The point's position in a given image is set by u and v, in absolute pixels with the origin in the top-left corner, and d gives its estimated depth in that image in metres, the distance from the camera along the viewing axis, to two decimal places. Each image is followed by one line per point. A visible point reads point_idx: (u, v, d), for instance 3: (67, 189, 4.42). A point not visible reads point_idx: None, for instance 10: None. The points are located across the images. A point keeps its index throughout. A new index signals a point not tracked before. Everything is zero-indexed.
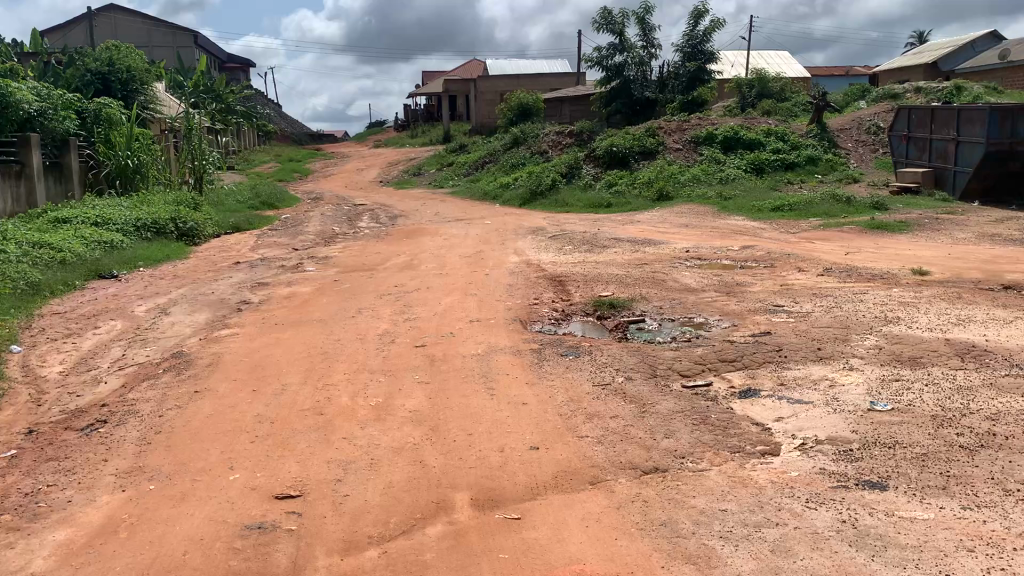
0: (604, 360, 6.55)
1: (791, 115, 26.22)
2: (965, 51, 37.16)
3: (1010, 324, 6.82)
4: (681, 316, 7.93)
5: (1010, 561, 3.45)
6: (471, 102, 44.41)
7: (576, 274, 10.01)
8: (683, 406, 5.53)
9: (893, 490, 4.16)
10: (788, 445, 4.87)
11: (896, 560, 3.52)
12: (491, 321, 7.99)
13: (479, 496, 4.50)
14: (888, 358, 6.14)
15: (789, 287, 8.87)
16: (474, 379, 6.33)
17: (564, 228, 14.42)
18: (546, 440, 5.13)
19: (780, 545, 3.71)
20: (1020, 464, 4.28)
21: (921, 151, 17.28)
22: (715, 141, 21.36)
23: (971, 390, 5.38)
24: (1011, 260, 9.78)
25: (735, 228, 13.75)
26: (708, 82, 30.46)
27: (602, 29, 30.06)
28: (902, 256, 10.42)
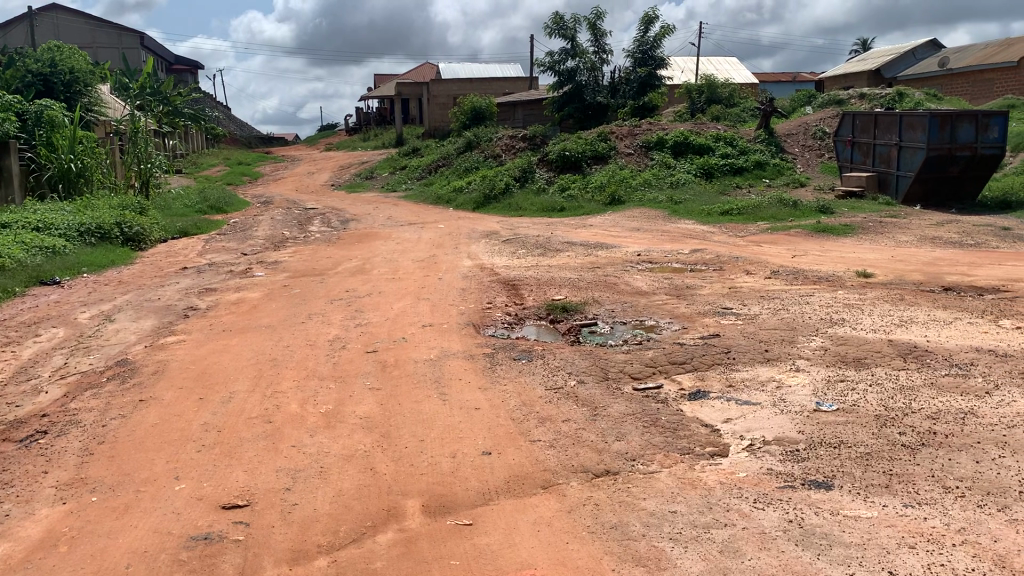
0: (556, 364, 6.57)
1: (740, 120, 26.63)
2: (907, 58, 38.13)
3: (950, 325, 7.01)
4: (633, 319, 7.99)
5: (949, 557, 3.53)
6: (423, 105, 44.26)
7: (529, 278, 10.03)
8: (634, 409, 5.57)
9: (838, 489, 4.23)
10: (736, 446, 4.93)
11: (841, 558, 3.58)
12: (444, 326, 7.95)
13: (430, 502, 4.46)
14: (834, 359, 6.26)
15: (737, 290, 8.99)
16: (426, 384, 6.28)
17: (518, 232, 14.44)
18: (498, 445, 5.12)
19: (729, 546, 3.75)
20: (959, 462, 4.39)
21: (865, 156, 17.69)
22: (665, 146, 21.59)
23: (913, 390, 5.50)
24: (951, 262, 10.06)
25: (685, 231, 13.91)
26: (659, 88, 30.82)
27: (553, 34, 30.18)
28: (846, 259, 10.63)
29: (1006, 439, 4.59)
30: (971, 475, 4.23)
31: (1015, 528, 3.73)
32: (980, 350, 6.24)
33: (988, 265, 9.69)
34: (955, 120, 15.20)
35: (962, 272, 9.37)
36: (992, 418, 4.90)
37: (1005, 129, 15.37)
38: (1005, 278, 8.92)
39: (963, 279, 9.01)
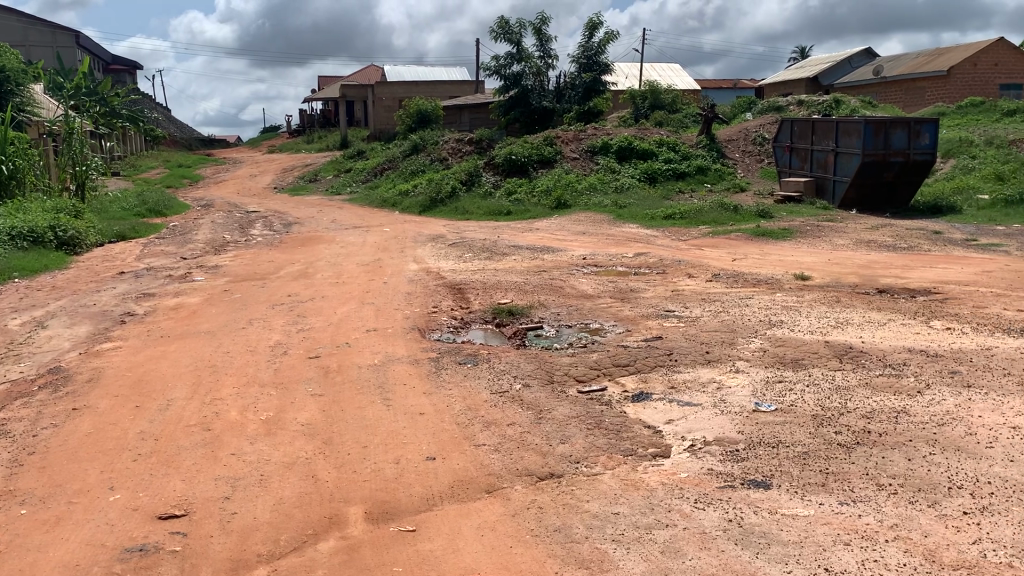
0: (502, 367, 6.57)
1: (682, 125, 27.03)
2: (844, 66, 39.13)
3: (884, 326, 7.20)
4: (578, 322, 8.03)
5: (882, 553, 3.62)
6: (369, 108, 43.93)
7: (475, 282, 10.01)
8: (578, 412, 5.59)
9: (776, 488, 4.30)
10: (678, 447, 4.99)
11: (779, 556, 3.64)
12: (388, 330, 7.89)
13: (373, 509, 4.41)
14: (773, 360, 6.38)
15: (680, 293, 9.10)
16: (370, 390, 6.22)
17: (464, 236, 14.41)
18: (443, 450, 5.09)
19: (670, 547, 3.78)
20: (892, 460, 4.50)
21: (803, 161, 18.08)
22: (610, 151, 21.77)
23: (849, 390, 5.63)
24: (886, 265, 10.34)
25: (629, 235, 14.06)
26: (603, 93, 31.11)
27: (499, 38, 30.22)
28: (785, 262, 10.84)
29: (936, 437, 4.73)
30: (903, 473, 4.35)
31: (944, 523, 3.84)
32: (912, 350, 6.42)
33: (921, 268, 9.99)
34: (888, 127, 15.67)
35: (896, 275, 9.64)
36: (923, 417, 5.05)
37: (936, 137, 15.87)
38: (935, 280, 9.20)
39: (896, 282, 9.26)
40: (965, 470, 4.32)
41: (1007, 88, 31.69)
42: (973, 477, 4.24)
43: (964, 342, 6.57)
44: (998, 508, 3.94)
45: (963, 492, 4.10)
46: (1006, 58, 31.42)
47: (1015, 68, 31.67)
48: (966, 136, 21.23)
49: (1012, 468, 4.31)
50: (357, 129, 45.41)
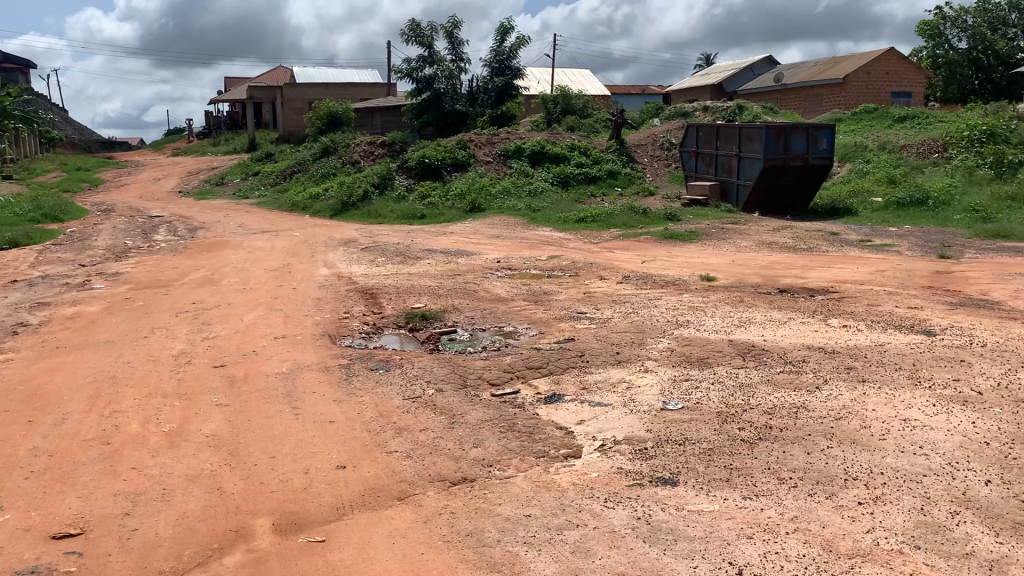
0: (414, 373, 6.51)
1: (593, 130, 27.42)
2: (746, 74, 40.38)
3: (785, 325, 7.45)
4: (492, 325, 8.05)
5: (783, 545, 3.73)
6: (278, 109, 43.08)
7: (387, 286, 9.91)
8: (491, 415, 5.59)
9: (683, 485, 4.40)
10: (589, 447, 5.04)
11: (685, 552, 3.71)
12: (298, 337, 7.73)
13: (281, 521, 4.31)
14: (680, 360, 6.52)
15: (591, 295, 9.23)
16: (277, 399, 6.08)
17: (377, 240, 14.25)
18: (353, 458, 5.01)
19: (580, 547, 3.81)
20: (792, 454, 4.66)
21: (708, 166, 18.58)
22: (523, 155, 21.89)
23: (751, 386, 5.81)
24: (786, 265, 10.70)
25: (542, 239, 14.17)
26: (515, 98, 31.33)
27: (410, 41, 30.05)
28: (691, 263, 11.13)
29: (833, 431, 4.91)
30: (803, 466, 4.50)
31: (840, 513, 3.99)
32: (810, 347, 6.66)
33: (819, 267, 10.40)
34: (788, 133, 16.27)
35: (795, 275, 9.97)
36: (821, 412, 5.24)
37: (833, 142, 16.54)
38: (833, 280, 9.56)
39: (796, 282, 9.60)
40: (860, 462, 4.51)
41: (897, 96, 33.25)
42: (867, 468, 4.43)
43: (858, 339, 6.85)
44: (890, 497, 4.12)
45: (858, 483, 4.27)
46: (896, 67, 32.98)
47: (904, 77, 33.27)
48: (861, 142, 22.17)
49: (902, 458, 4.52)
50: (266, 130, 44.41)
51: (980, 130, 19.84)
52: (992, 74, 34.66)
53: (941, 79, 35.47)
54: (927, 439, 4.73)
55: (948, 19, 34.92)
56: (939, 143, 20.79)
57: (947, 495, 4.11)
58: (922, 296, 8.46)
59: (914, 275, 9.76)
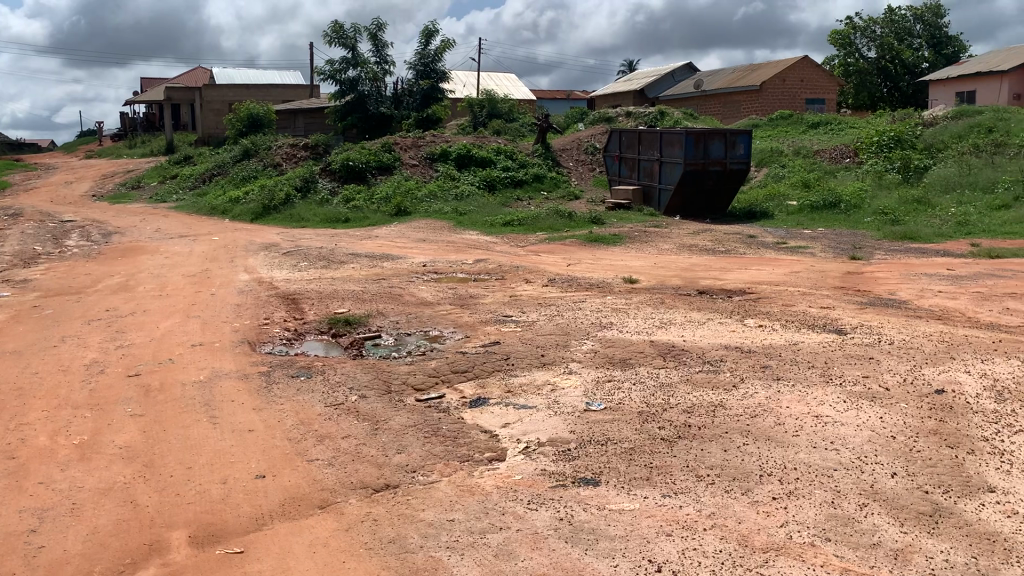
0: (337, 379, 6.42)
1: (519, 134, 27.57)
2: (668, 80, 41.17)
3: (703, 325, 7.61)
4: (417, 330, 8.00)
5: (701, 541, 3.81)
6: (196, 111, 42.00)
7: (310, 291, 9.77)
8: (415, 421, 5.55)
9: (604, 485, 4.45)
10: (513, 450, 5.05)
11: (606, 551, 3.76)
12: (216, 344, 7.55)
13: (198, 533, 4.20)
14: (603, 361, 6.59)
15: (517, 298, 9.27)
16: (195, 408, 5.92)
17: (299, 244, 14.04)
18: (273, 467, 4.92)
19: (503, 549, 3.83)
20: (710, 451, 4.76)
21: (631, 170, 18.87)
22: (449, 158, 21.83)
23: (671, 386, 5.91)
24: (705, 267, 10.96)
25: (468, 242, 14.16)
26: (441, 101, 31.29)
27: (333, 42, 29.68)
28: (615, 266, 11.31)
29: (749, 428, 5.04)
30: (720, 463, 4.61)
31: (756, 508, 4.10)
32: (728, 347, 6.81)
33: (737, 269, 10.68)
34: (707, 139, 16.66)
35: (714, 277, 10.22)
36: (737, 410, 5.37)
37: (749, 147, 17.00)
38: (750, 281, 9.85)
39: (716, 283, 9.84)
40: (775, 458, 4.63)
41: (811, 103, 34.33)
42: (781, 464, 4.56)
43: (774, 338, 7.06)
44: (803, 491, 4.25)
45: (772, 479, 4.39)
46: (810, 75, 34.10)
47: (817, 84, 34.35)
48: (777, 147, 22.84)
49: (815, 454, 4.66)
50: (185, 132, 43.24)
51: (888, 136, 20.64)
52: (899, 83, 36.38)
53: (852, 86, 36.37)
54: (838, 434, 4.90)
55: (858, 30, 36.32)
56: (850, 148, 21.56)
57: (856, 488, 4.26)
58: (834, 296, 8.76)
59: (827, 275, 10.11)
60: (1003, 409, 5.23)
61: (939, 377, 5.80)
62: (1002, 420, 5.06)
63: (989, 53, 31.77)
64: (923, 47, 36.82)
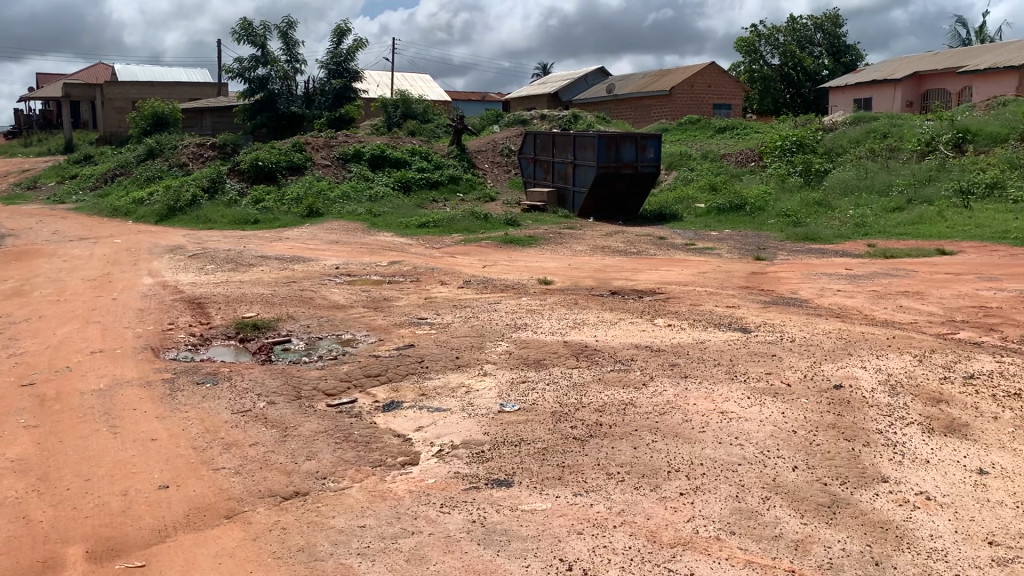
0: (244, 386, 6.26)
1: (434, 135, 27.48)
2: (580, 83, 41.65)
3: (615, 325, 7.73)
4: (329, 333, 7.87)
5: (610, 538, 3.86)
6: (97, 108, 40.36)
7: (216, 295, 9.50)
8: (326, 426, 5.46)
9: (517, 485, 4.47)
10: (427, 453, 5.03)
11: (518, 552, 3.77)
12: (117, 351, 7.27)
13: (96, 548, 4.03)
14: (517, 362, 6.62)
15: (432, 300, 9.21)
16: (93, 418, 5.68)
17: (207, 247, 13.65)
18: (177, 477, 4.76)
19: (414, 554, 3.79)
20: (620, 449, 4.84)
21: (545, 172, 19.03)
22: (362, 159, 21.55)
23: (584, 386, 5.98)
24: (617, 268, 11.14)
25: (382, 243, 14.02)
26: (354, 100, 30.92)
27: (242, 40, 28.98)
28: (530, 267, 11.38)
29: (658, 425, 5.14)
30: (629, 460, 4.68)
31: (664, 504, 4.18)
32: (639, 347, 6.93)
33: (648, 270, 10.90)
34: (618, 142, 16.95)
35: (626, 277, 10.40)
36: (647, 408, 5.47)
37: (659, 151, 17.30)
38: (660, 281, 10.04)
39: (627, 283, 10.02)
40: (682, 454, 4.74)
41: (718, 108, 35.30)
42: (688, 460, 4.66)
43: (682, 337, 7.22)
44: (708, 486, 4.36)
45: (679, 475, 4.49)
46: (717, 80, 35.05)
47: (723, 90, 35.33)
48: (686, 151, 23.38)
49: (720, 449, 4.78)
50: (84, 129, 41.46)
51: (790, 140, 21.30)
52: (801, 89, 37.70)
53: (757, 92, 37.69)
54: (743, 430, 5.04)
55: (762, 37, 37.53)
56: (755, 152, 22.24)
57: (759, 482, 4.39)
58: (739, 296, 8.98)
59: (733, 275, 10.41)
60: (896, 402, 5.47)
61: (837, 373, 6.04)
62: (895, 413, 5.29)
63: (885, 62, 33.24)
64: (823, 55, 38.18)
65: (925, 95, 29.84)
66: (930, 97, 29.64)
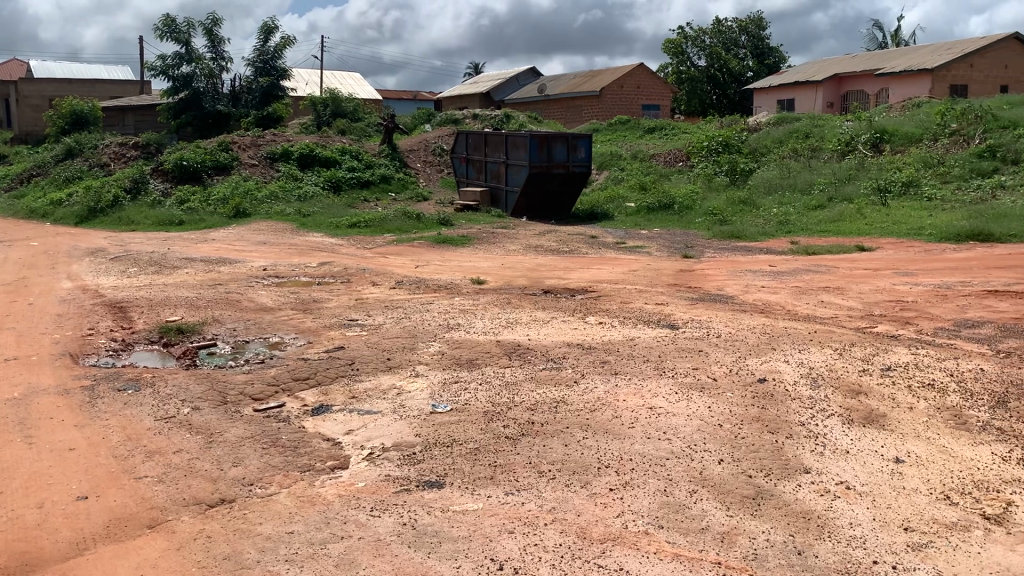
0: (167, 392, 6.08)
1: (365, 134, 27.21)
2: (512, 83, 41.76)
3: (547, 324, 7.77)
4: (256, 337, 7.72)
5: (542, 536, 3.88)
6: (12, 106, 38.83)
7: (139, 299, 9.23)
8: (253, 431, 5.34)
9: (448, 487, 4.45)
10: (357, 456, 4.97)
11: (449, 553, 3.76)
12: (32, 358, 6.99)
13: (10, 563, 3.87)
14: (449, 362, 6.59)
15: (363, 301, 9.11)
16: (7, 429, 5.45)
17: (129, 248, 13.24)
18: (97, 487, 4.60)
19: (344, 559, 3.75)
20: (552, 447, 4.86)
21: (478, 172, 19.03)
22: (291, 158, 21.19)
23: (516, 385, 6.00)
24: (550, 267, 11.18)
25: (312, 244, 13.82)
26: (282, 99, 30.38)
27: (164, 37, 28.22)
28: (462, 267, 11.35)
29: (589, 422, 5.19)
30: (561, 458, 4.71)
31: (594, 500, 4.22)
32: (571, 345, 6.98)
33: (580, 269, 10.99)
34: (550, 142, 17.04)
35: (558, 276, 10.46)
36: (578, 405, 5.50)
37: (590, 151, 17.43)
38: (591, 280, 10.11)
39: (560, 282, 10.08)
40: (612, 450, 4.79)
41: (647, 109, 35.81)
42: (617, 456, 4.71)
43: (613, 334, 7.30)
44: (637, 481, 4.41)
45: (609, 470, 4.53)
46: (646, 82, 35.58)
47: (652, 91, 35.91)
48: (617, 151, 23.63)
49: (649, 444, 4.85)
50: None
51: (716, 141, 21.73)
52: (727, 90, 38.46)
53: (684, 93, 38.32)
54: (671, 424, 5.12)
55: (689, 39, 38.23)
56: (683, 152, 22.63)
57: (686, 475, 4.47)
58: (668, 294, 9.12)
59: (662, 273, 10.55)
60: (817, 394, 5.63)
61: (761, 367, 6.18)
62: (817, 405, 5.44)
63: (807, 64, 34.14)
64: (748, 57, 39.07)
65: (845, 96, 30.69)
66: (851, 97, 30.50)
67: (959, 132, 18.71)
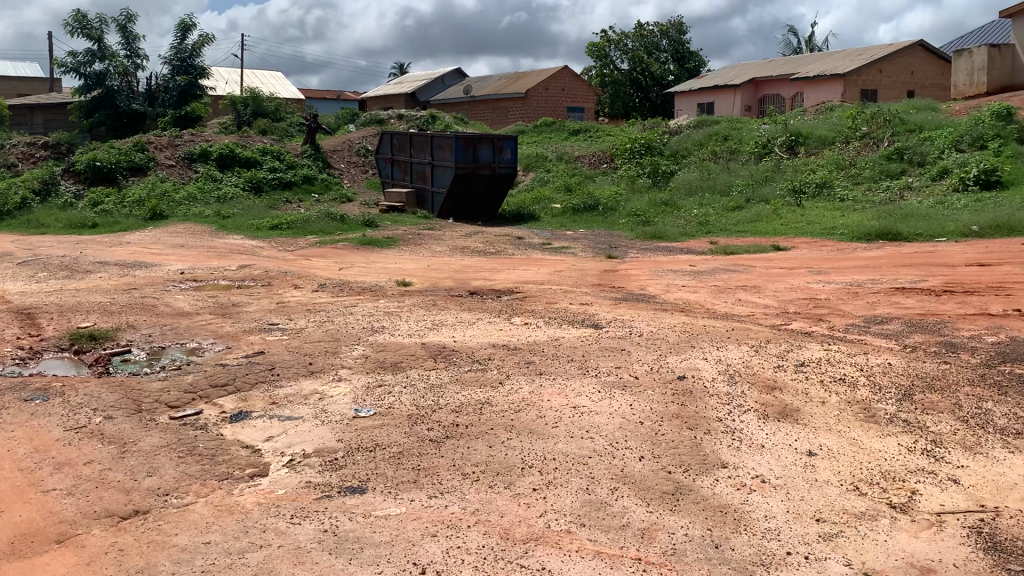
0: (78, 401, 5.87)
1: (287, 134, 26.75)
2: (437, 84, 41.61)
3: (473, 325, 7.77)
4: (173, 342, 7.51)
5: (464, 539, 3.88)
6: None
7: (48, 305, 8.88)
8: (168, 440, 5.20)
9: (371, 492, 4.40)
10: (277, 463, 4.88)
11: (370, 559, 3.72)
12: None
13: None
14: (373, 366, 6.53)
15: (285, 305, 8.95)
16: None
17: (38, 253, 12.73)
18: (1, 502, 4.41)
19: (263, 568, 3.67)
20: (476, 448, 4.86)
21: (404, 173, 18.93)
22: (210, 158, 20.68)
23: (441, 387, 5.98)
24: (476, 268, 11.19)
25: (233, 247, 13.51)
26: (200, 98, 29.63)
27: (75, 33, 27.21)
28: (387, 269, 11.25)
29: (513, 422, 5.21)
30: (485, 460, 4.71)
31: (517, 501, 4.23)
32: (496, 345, 6.99)
33: (505, 270, 11.03)
34: (474, 143, 17.07)
35: (484, 277, 10.48)
36: (502, 406, 5.52)
37: (515, 152, 17.50)
38: (517, 281, 10.15)
39: (485, 283, 10.09)
40: (536, 450, 4.81)
41: (572, 111, 36.23)
42: (541, 456, 4.73)
43: (538, 335, 7.33)
44: (560, 480, 4.45)
45: (533, 470, 4.56)
46: (571, 85, 35.98)
47: (578, 94, 36.44)
48: (542, 153, 23.80)
49: (572, 443, 4.89)
50: None
51: (639, 143, 22.10)
52: (649, 93, 39.11)
53: (608, 96, 38.81)
54: (593, 423, 5.18)
55: (612, 42, 38.71)
56: (607, 154, 22.91)
57: (608, 473, 4.52)
58: (592, 293, 9.24)
59: (586, 273, 10.66)
60: (734, 390, 5.78)
61: (681, 365, 6.30)
62: (733, 401, 5.58)
63: (726, 68, 34.95)
64: (669, 61, 39.74)
65: (762, 100, 31.56)
66: (767, 101, 31.37)
67: (868, 134, 19.41)
